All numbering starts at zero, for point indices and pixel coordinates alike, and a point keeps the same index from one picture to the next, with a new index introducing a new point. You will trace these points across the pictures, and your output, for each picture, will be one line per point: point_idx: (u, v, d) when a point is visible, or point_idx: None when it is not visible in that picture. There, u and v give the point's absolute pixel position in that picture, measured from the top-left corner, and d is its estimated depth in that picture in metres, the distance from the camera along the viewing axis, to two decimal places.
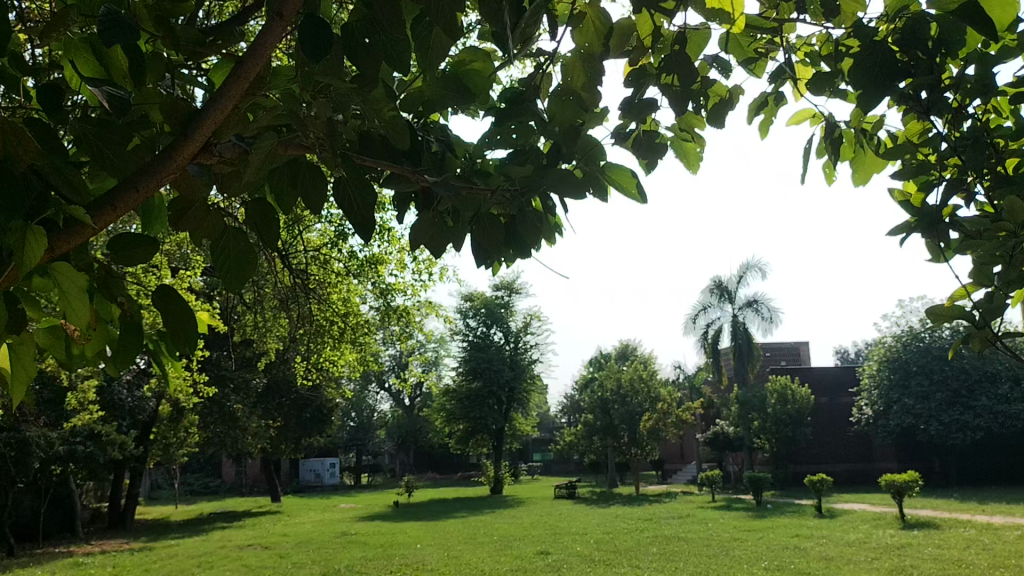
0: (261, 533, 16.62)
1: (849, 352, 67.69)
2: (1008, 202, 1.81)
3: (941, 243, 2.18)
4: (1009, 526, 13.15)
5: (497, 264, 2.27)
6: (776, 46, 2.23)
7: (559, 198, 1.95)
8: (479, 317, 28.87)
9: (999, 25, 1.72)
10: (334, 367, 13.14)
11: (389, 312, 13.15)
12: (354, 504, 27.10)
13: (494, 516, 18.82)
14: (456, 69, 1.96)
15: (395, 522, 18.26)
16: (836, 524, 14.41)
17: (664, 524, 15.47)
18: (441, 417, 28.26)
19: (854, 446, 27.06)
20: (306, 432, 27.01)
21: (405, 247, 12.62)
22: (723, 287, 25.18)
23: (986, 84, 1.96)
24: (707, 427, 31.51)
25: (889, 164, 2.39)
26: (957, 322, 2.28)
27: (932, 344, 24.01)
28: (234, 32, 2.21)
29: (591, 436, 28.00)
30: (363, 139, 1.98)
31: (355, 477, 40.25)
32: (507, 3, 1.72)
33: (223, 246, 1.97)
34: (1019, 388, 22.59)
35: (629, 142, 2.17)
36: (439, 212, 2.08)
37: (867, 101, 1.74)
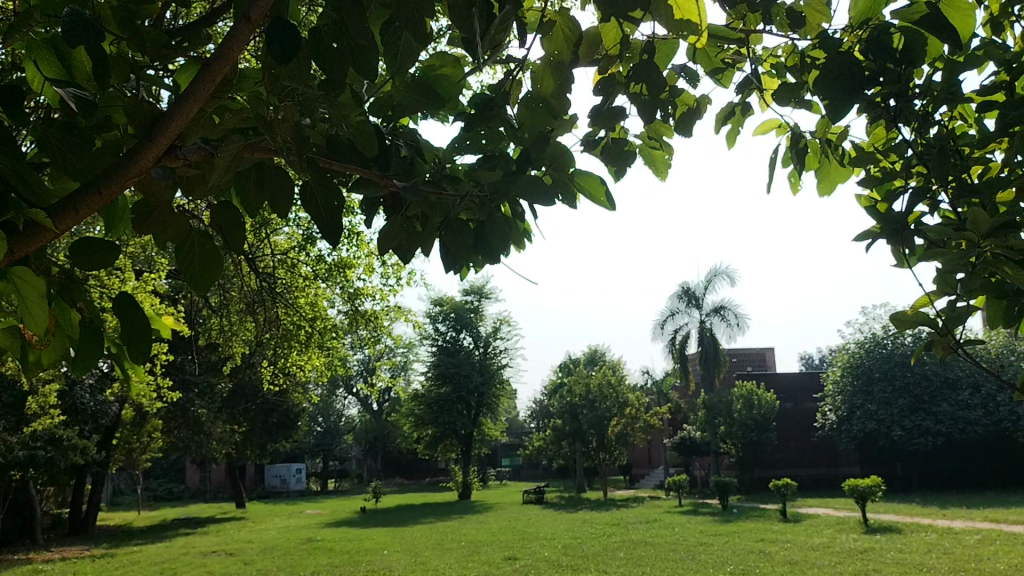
0: (226, 539, 16.41)
1: (813, 358, 68.72)
2: (974, 212, 1.79)
3: (906, 248, 2.20)
4: (969, 530, 13.37)
5: (466, 270, 2.25)
6: (742, 57, 2.26)
7: (529, 205, 1.95)
8: (448, 321, 28.83)
9: (962, 33, 1.75)
10: (301, 372, 13.05)
11: (357, 316, 13.08)
12: (320, 509, 26.89)
13: (461, 521, 18.76)
14: (426, 72, 1.95)
15: (361, 528, 18.17)
16: (800, 529, 14.60)
17: (631, 528, 15.53)
18: (409, 422, 28.11)
19: (819, 451, 27.34)
20: (272, 437, 26.74)
21: (373, 252, 12.58)
22: (691, 293, 25.33)
23: (951, 91, 2.01)
24: (674, 432, 31.71)
25: (852, 175, 2.42)
26: (920, 329, 2.31)
27: (894, 351, 24.36)
28: (201, 33, 2.20)
29: (560, 440, 28.03)
30: (330, 142, 1.97)
31: (322, 482, 39.92)
32: (474, 9, 1.74)
33: (187, 250, 1.95)
34: (978, 394, 23.17)
35: (598, 150, 2.19)
36: (408, 218, 2.09)
37: (836, 112, 1.75)
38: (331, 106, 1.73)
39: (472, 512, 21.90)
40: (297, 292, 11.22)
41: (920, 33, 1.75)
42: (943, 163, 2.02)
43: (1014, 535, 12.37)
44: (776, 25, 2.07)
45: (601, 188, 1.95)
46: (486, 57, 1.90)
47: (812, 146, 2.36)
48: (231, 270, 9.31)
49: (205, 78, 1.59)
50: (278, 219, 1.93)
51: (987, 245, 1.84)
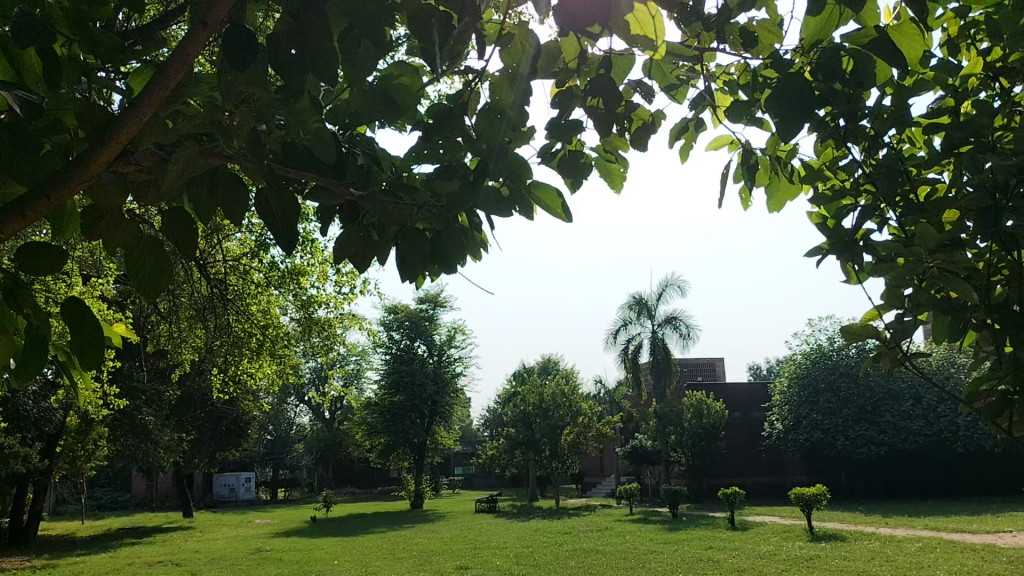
0: (173, 550, 16.09)
1: (763, 369, 70.30)
2: (922, 230, 1.83)
3: (855, 264, 2.24)
4: (911, 539, 13.69)
5: (423, 279, 2.25)
6: (697, 73, 2.31)
7: (486, 216, 1.97)
8: (402, 329, 28.68)
9: (909, 58, 1.81)
10: (252, 380, 12.95)
11: (310, 324, 13.01)
12: (270, 519, 26.53)
13: (413, 531, 18.65)
14: (385, 82, 1.96)
15: (311, 538, 17.97)
16: (747, 537, 14.80)
17: (582, 537, 15.60)
18: (361, 430, 27.89)
19: (766, 461, 27.76)
20: (221, 446, 26.33)
21: (328, 259, 12.55)
22: (643, 303, 25.64)
23: (901, 114, 2.07)
24: (626, 440, 31.96)
25: (801, 191, 2.47)
26: (869, 339, 2.34)
27: (839, 362, 24.92)
28: (155, 37, 2.18)
29: (513, 449, 27.97)
30: (287, 150, 1.97)
31: (272, 491, 39.40)
32: (434, 20, 1.77)
33: (137, 256, 1.92)
34: (920, 405, 23.90)
35: (554, 162, 2.22)
36: (364, 227, 2.11)
37: (786, 132, 1.80)
38: (288, 112, 1.73)
39: (423, 521, 21.77)
40: (249, 300, 11.16)
41: (870, 57, 1.80)
42: (890, 181, 2.06)
43: (952, 543, 12.73)
44: (729, 44, 2.12)
45: (557, 200, 2.00)
46: (443, 68, 1.92)
47: (762, 163, 2.40)
48: (181, 276, 9.24)
49: (158, 84, 1.60)
50: (231, 224, 1.93)
51: (934, 263, 1.88)
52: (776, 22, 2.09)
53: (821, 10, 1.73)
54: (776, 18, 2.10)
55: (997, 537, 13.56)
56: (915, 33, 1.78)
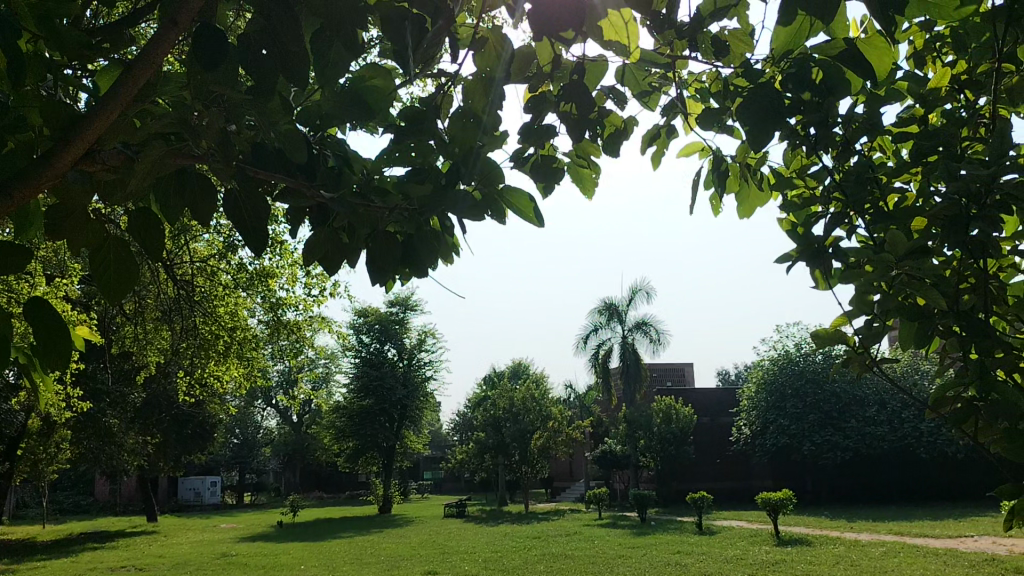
0: (136, 555, 15.85)
1: (731, 374, 71.17)
2: (891, 239, 1.82)
3: (825, 270, 2.22)
4: (875, 543, 13.86)
5: (393, 282, 2.23)
6: (668, 81, 2.31)
7: (457, 221, 1.96)
8: (372, 333, 28.52)
9: (878, 71, 1.82)
10: (218, 382, 12.83)
11: (279, 326, 12.89)
12: (236, 523, 26.26)
13: (381, 535, 18.54)
14: (357, 83, 1.93)
15: (278, 542, 17.85)
16: (714, 541, 14.91)
17: (551, 541, 15.64)
18: (330, 435, 27.67)
19: (734, 466, 28.00)
20: (188, 449, 26.04)
21: (297, 261, 12.45)
22: (613, 308, 25.75)
23: (873, 123, 2.08)
24: (596, 445, 32.07)
25: (770, 199, 2.48)
26: (835, 346, 2.32)
27: (806, 368, 25.30)
28: (121, 36, 2.15)
29: (482, 454, 27.92)
30: (256, 151, 1.95)
31: (238, 495, 38.99)
32: (406, 24, 1.76)
33: (103, 254, 1.88)
34: (884, 410, 24.03)
35: (527, 166, 2.22)
36: (335, 229, 2.10)
37: (756, 140, 1.81)
38: (259, 113, 1.71)
39: (392, 526, 21.61)
40: (217, 302, 11.06)
41: (840, 69, 1.80)
42: (858, 191, 2.07)
43: (915, 547, 12.93)
44: (700, 53, 2.12)
45: (530, 205, 1.99)
46: (416, 70, 1.90)
47: (732, 170, 2.41)
48: (148, 277, 9.13)
49: (126, 83, 1.58)
50: (198, 226, 1.90)
51: (905, 274, 1.86)
52: (747, 32, 2.10)
53: (792, 23, 1.71)
54: (747, 28, 2.11)
55: (959, 541, 13.78)
56: (883, 45, 1.79)
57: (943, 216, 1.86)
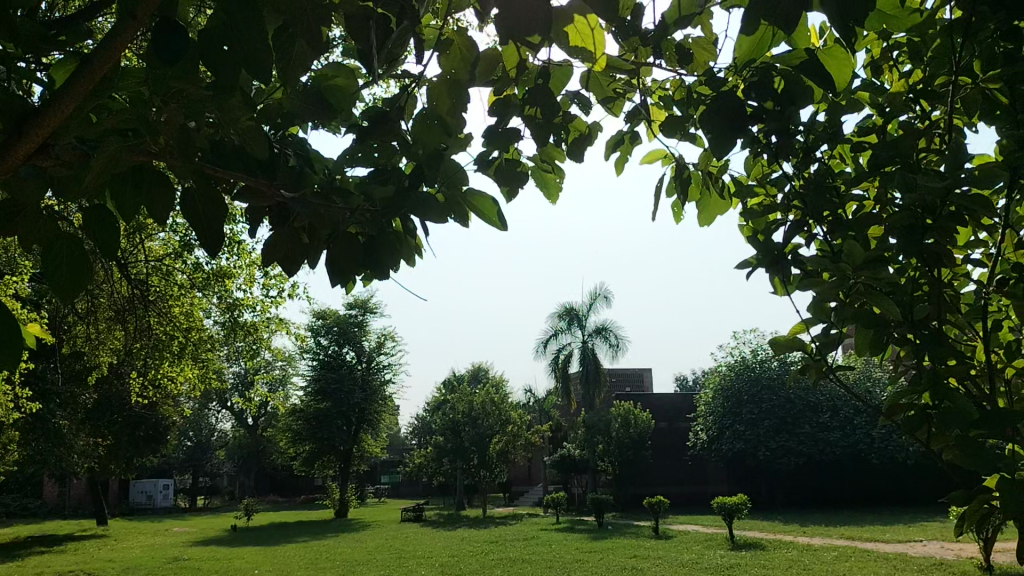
0: (84, 559, 15.51)
1: (689, 378, 71.96)
2: (849, 248, 1.81)
3: (783, 278, 2.19)
4: (827, 548, 14.10)
5: (356, 283, 2.20)
6: (632, 88, 2.30)
7: (420, 223, 1.96)
8: (330, 335, 28.27)
9: (837, 82, 1.83)
10: (173, 383, 12.64)
11: (235, 327, 12.71)
12: (189, 527, 25.83)
13: (336, 540, 18.35)
14: (319, 84, 1.92)
15: (232, 547, 17.60)
16: (670, 545, 15.04)
17: (509, 546, 15.62)
18: (287, 437, 27.32)
19: (690, 471, 28.26)
20: (140, 451, 25.62)
21: (255, 262, 12.30)
22: (573, 313, 25.83)
23: (833, 130, 2.10)
24: (554, 449, 32.14)
25: (730, 208, 2.49)
26: (791, 354, 2.28)
27: (762, 374, 25.59)
28: (80, 30, 2.10)
29: (441, 457, 27.79)
30: (215, 148, 1.91)
31: (191, 499, 38.33)
32: (372, 23, 1.74)
33: (55, 250, 1.82)
34: (837, 417, 24.82)
35: (491, 169, 2.21)
36: (294, 228, 2.07)
37: (718, 148, 1.80)
38: (219, 110, 1.67)
39: (347, 530, 21.41)
40: (171, 301, 10.91)
41: (801, 79, 1.81)
42: (817, 199, 2.08)
43: (865, 552, 13.15)
44: (664, 60, 2.12)
45: (493, 209, 1.99)
46: (381, 70, 1.89)
47: (694, 178, 2.43)
48: (100, 275, 8.96)
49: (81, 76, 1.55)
50: (154, 224, 1.85)
51: (862, 285, 1.86)
52: (710, 41, 2.11)
53: (753, 34, 1.72)
54: (711, 37, 2.12)
55: (908, 546, 14.06)
56: (843, 55, 1.81)
57: (900, 225, 1.86)
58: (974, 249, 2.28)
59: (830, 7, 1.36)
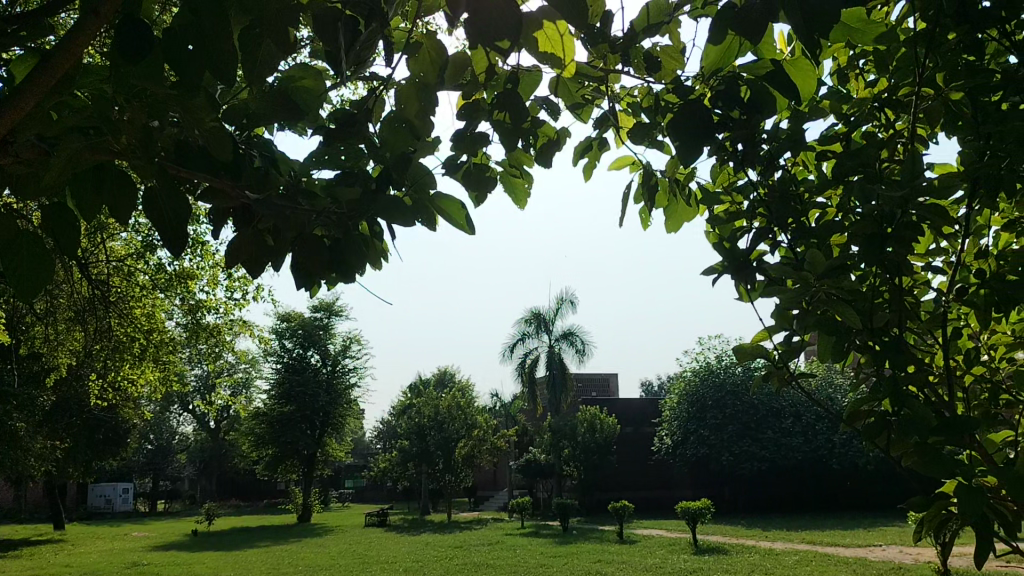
0: (40, 564, 15.21)
1: (653, 384, 72.38)
2: (812, 255, 1.82)
3: (748, 284, 2.18)
4: (788, 552, 14.25)
5: (320, 286, 2.18)
6: (601, 95, 2.30)
7: (387, 225, 1.95)
8: (295, 338, 28.02)
9: (801, 92, 1.85)
10: (133, 385, 12.51)
11: (197, 329, 12.55)
12: (148, 531, 25.48)
13: (299, 545, 18.14)
14: (286, 84, 1.90)
15: (192, 551, 17.34)
16: (635, 550, 15.07)
17: (473, 551, 15.52)
18: (249, 441, 26.99)
19: (654, 475, 28.43)
20: (99, 454, 25.28)
21: (218, 263, 12.16)
22: (540, 317, 25.84)
23: (797, 138, 2.10)
24: (520, 454, 32.13)
25: (697, 216, 2.49)
26: (755, 361, 2.28)
27: (726, 380, 25.66)
28: (40, 25, 2.07)
29: (406, 462, 27.62)
30: (179, 148, 1.88)
31: (151, 503, 37.79)
32: (341, 24, 1.73)
33: (10, 252, 1.79)
34: (799, 422, 25.12)
35: (460, 174, 2.20)
36: (258, 230, 2.05)
37: (685, 155, 1.81)
38: (184, 111, 1.63)
39: (310, 535, 21.22)
40: (133, 302, 10.79)
41: (768, 89, 1.82)
42: (782, 207, 2.09)
43: (826, 556, 13.31)
44: (633, 67, 2.14)
45: (462, 212, 1.98)
46: (348, 72, 1.89)
47: (662, 185, 2.44)
48: (61, 276, 8.80)
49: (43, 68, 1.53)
50: (116, 223, 1.81)
51: (824, 294, 1.86)
52: (678, 49, 2.11)
53: (721, 44, 1.72)
54: (679, 45, 2.12)
55: (868, 551, 14.23)
56: (807, 66, 1.83)
57: (861, 233, 1.87)
58: (934, 258, 2.31)
59: (795, 16, 1.36)
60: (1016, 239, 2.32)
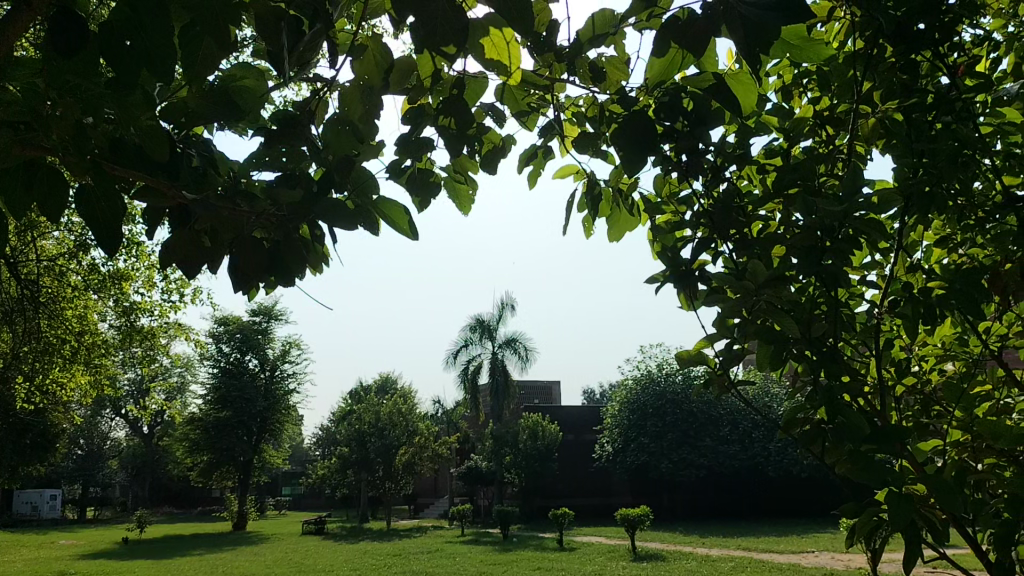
0: None
1: (595, 393, 72.99)
2: (753, 265, 1.82)
3: (692, 293, 2.17)
4: (725, 558, 14.44)
5: (259, 290, 2.14)
6: (545, 103, 2.29)
7: (328, 228, 1.91)
8: (232, 342, 27.48)
9: (744, 107, 1.87)
10: (62, 389, 12.18)
11: (132, 332, 12.26)
12: (76, 539, 24.68)
13: (233, 554, 17.77)
14: (226, 82, 1.86)
15: (121, 560, 16.86)
16: (574, 557, 15.11)
17: (412, 559, 15.37)
18: (183, 447, 26.39)
19: (595, 482, 28.61)
20: (25, 460, 24.54)
21: (155, 264, 11.88)
22: (484, 324, 25.79)
23: (741, 151, 2.12)
24: (462, 460, 32.08)
25: (639, 225, 2.50)
26: (695, 368, 2.27)
27: (666, 388, 25.99)
28: None
29: (345, 469, 27.23)
30: (114, 145, 1.83)
31: (79, 510, 36.72)
32: (282, 25, 1.70)
33: None
34: (736, 430, 25.56)
35: (404, 178, 2.18)
36: (196, 231, 1.99)
37: (629, 166, 1.82)
38: (119, 107, 1.59)
39: (246, 543, 20.78)
40: (64, 303, 10.51)
41: (711, 103, 1.84)
42: (725, 219, 2.08)
43: (762, 563, 13.49)
44: (578, 77, 2.13)
45: (404, 216, 1.97)
46: (291, 73, 1.85)
47: (605, 194, 2.44)
48: None
49: None
50: (47, 223, 1.73)
51: (766, 301, 1.86)
52: (623, 60, 2.12)
53: (664, 57, 1.74)
54: (624, 56, 2.13)
55: (802, 557, 14.49)
56: (748, 79, 1.85)
57: (799, 246, 1.87)
58: (870, 270, 2.35)
59: (738, 32, 1.38)
60: (946, 253, 2.36)
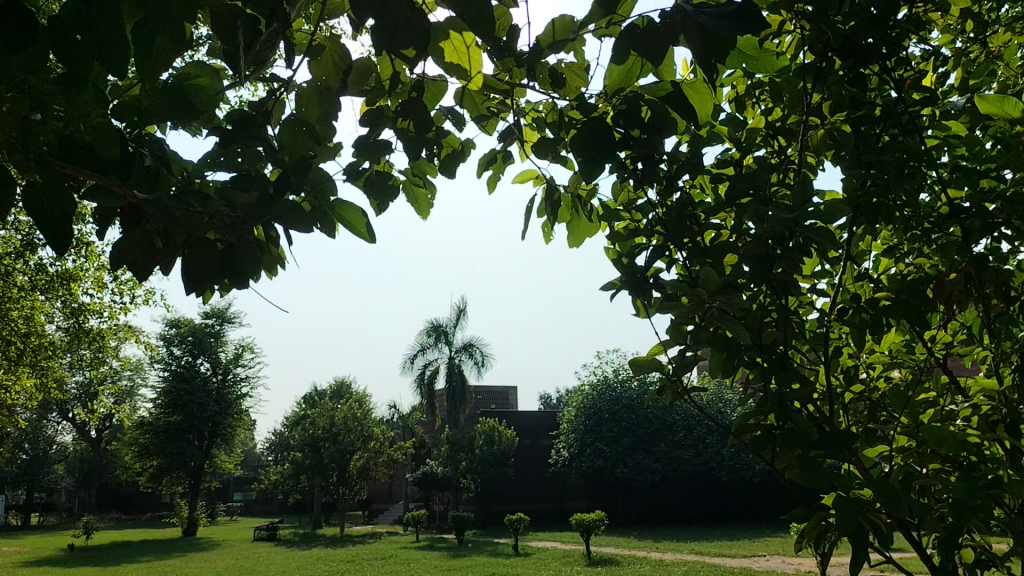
0: None
1: (553, 399, 73.34)
2: (706, 272, 1.83)
3: (644, 299, 2.18)
4: (678, 562, 14.60)
5: (211, 292, 2.11)
6: (506, 107, 2.29)
7: (283, 230, 1.89)
8: (184, 345, 26.96)
9: (699, 115, 1.89)
10: (6, 391, 11.87)
11: (79, 333, 11.99)
12: (19, 546, 23.98)
13: (181, 561, 17.45)
14: (180, 80, 1.83)
15: (62, 568, 16.39)
16: (529, 562, 15.09)
17: (365, 565, 15.20)
18: (131, 452, 25.84)
19: (550, 487, 28.67)
20: None
21: (104, 264, 11.64)
22: (440, 328, 25.73)
23: (696, 159, 2.14)
24: (417, 465, 31.92)
25: (599, 230, 2.51)
26: (650, 374, 2.28)
27: (622, 393, 26.14)
28: None
29: (298, 474, 26.73)
30: (63, 143, 1.80)
31: (23, 516, 35.81)
32: (239, 21, 1.67)
33: None
34: (690, 435, 25.85)
35: (361, 180, 2.16)
36: (148, 231, 1.96)
37: (586, 172, 1.82)
38: (68, 104, 1.56)
39: (196, 550, 20.40)
40: (7, 303, 10.23)
41: (669, 110, 1.86)
42: (679, 225, 2.10)
43: (713, 567, 13.64)
44: (538, 82, 2.13)
45: (362, 220, 1.96)
46: (247, 72, 1.83)
47: (564, 199, 2.45)
48: None
49: None
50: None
51: (715, 304, 1.87)
52: (583, 67, 2.13)
53: (621, 64, 1.77)
54: (583, 62, 2.14)
55: (754, 561, 14.67)
56: (704, 89, 1.88)
57: (753, 254, 1.87)
58: (820, 279, 2.39)
59: (696, 41, 1.41)
60: (894, 262, 2.41)
